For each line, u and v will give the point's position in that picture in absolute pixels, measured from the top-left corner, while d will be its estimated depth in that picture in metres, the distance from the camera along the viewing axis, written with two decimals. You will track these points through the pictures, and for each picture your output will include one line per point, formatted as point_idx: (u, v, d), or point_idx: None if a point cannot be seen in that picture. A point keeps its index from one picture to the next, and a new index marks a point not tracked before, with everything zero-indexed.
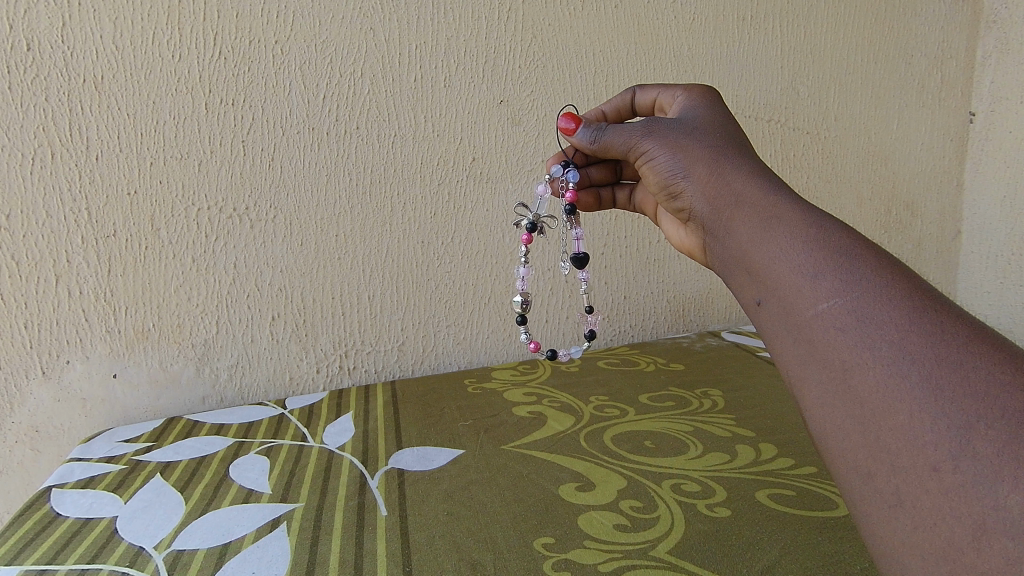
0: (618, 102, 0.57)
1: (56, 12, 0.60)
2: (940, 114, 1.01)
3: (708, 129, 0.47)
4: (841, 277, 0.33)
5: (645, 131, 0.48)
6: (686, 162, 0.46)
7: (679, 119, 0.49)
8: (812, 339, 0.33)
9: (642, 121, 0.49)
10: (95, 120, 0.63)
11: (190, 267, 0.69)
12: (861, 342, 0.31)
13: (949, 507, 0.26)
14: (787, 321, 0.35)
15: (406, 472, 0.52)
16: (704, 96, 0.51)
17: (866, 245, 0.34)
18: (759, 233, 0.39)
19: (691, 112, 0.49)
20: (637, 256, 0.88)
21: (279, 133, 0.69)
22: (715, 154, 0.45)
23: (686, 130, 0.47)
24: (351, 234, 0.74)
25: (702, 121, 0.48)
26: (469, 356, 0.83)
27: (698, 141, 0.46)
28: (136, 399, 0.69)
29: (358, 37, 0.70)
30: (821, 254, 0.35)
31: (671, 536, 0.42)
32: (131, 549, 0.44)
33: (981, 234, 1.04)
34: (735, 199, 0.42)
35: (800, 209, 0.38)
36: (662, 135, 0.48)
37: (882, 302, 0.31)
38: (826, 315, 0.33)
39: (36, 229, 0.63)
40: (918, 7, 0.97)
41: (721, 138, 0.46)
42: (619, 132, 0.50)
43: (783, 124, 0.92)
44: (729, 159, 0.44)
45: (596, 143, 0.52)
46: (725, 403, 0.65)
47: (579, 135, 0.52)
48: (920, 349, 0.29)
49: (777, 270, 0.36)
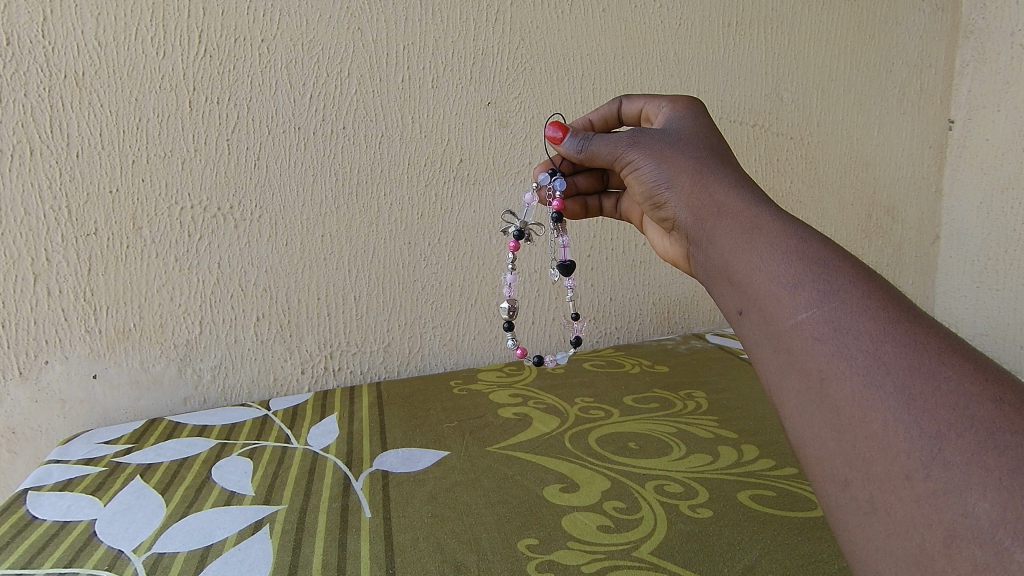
0: (605, 112, 0.58)
1: (36, 7, 0.59)
2: (920, 121, 1.03)
3: (693, 139, 0.48)
4: (819, 288, 0.34)
5: (630, 141, 0.49)
6: (670, 172, 0.46)
7: (665, 130, 0.49)
8: (791, 349, 0.34)
9: (628, 131, 0.50)
10: (76, 117, 0.62)
11: (173, 267, 0.68)
12: (838, 352, 0.31)
13: (920, 513, 0.27)
14: (767, 331, 0.35)
15: (390, 473, 0.52)
16: (690, 107, 0.51)
17: (844, 257, 0.35)
18: (741, 243, 0.39)
19: (677, 123, 0.50)
20: (623, 259, 0.88)
21: (265, 132, 0.69)
22: (699, 165, 0.46)
23: (671, 140, 0.48)
24: (337, 234, 0.74)
25: (687, 131, 0.49)
26: (455, 357, 0.83)
27: (683, 152, 0.47)
28: (116, 400, 0.68)
29: (345, 37, 0.70)
30: (800, 265, 0.35)
31: (654, 537, 0.42)
32: (110, 553, 0.44)
33: (958, 239, 1.06)
34: (718, 210, 0.42)
35: (780, 220, 0.39)
36: (647, 145, 0.48)
37: (859, 313, 0.32)
38: (804, 325, 0.33)
39: (14, 227, 0.62)
40: (899, 15, 0.99)
41: (705, 149, 0.47)
42: (606, 141, 0.50)
43: (767, 129, 0.93)
44: (712, 170, 0.45)
45: (583, 152, 0.52)
46: (708, 405, 0.66)
47: (567, 144, 0.53)
48: (895, 360, 0.30)
49: (757, 280, 0.37)
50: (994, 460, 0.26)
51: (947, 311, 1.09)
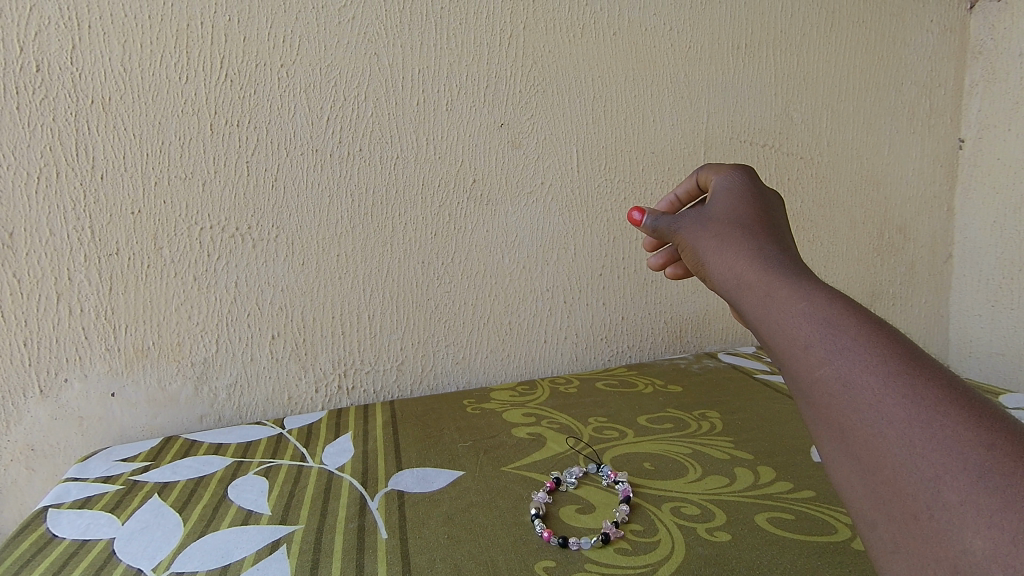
0: (688, 185, 0.55)
1: (65, 35, 0.61)
2: (930, 141, 1.04)
3: (720, 212, 0.48)
4: (826, 347, 0.34)
5: (672, 226, 0.50)
6: (699, 247, 0.47)
7: (700, 208, 0.50)
8: (817, 407, 0.33)
9: (670, 216, 0.51)
10: (101, 140, 0.64)
11: (191, 286, 0.69)
12: (850, 408, 0.31)
13: (928, 553, 0.27)
14: (797, 397, 0.35)
15: (405, 494, 0.52)
16: (733, 176, 0.51)
17: (850, 312, 0.35)
18: (760, 311, 0.39)
19: (713, 197, 0.50)
20: (634, 278, 0.89)
21: (283, 153, 0.70)
22: (723, 234, 0.46)
23: (701, 216, 0.48)
24: (352, 254, 0.74)
25: (717, 201, 0.49)
26: (468, 375, 0.83)
27: (709, 226, 0.47)
28: (133, 418, 0.69)
29: (362, 62, 0.72)
30: (810, 325, 0.35)
31: (672, 560, 0.42)
32: (129, 572, 0.44)
33: (971, 257, 1.05)
34: (738, 279, 0.42)
35: (792, 282, 0.38)
36: (687, 225, 0.49)
37: (862, 366, 0.32)
38: (820, 386, 0.33)
39: (39, 247, 0.63)
40: (907, 36, 1.00)
41: (731, 217, 0.47)
42: (659, 228, 0.51)
43: (777, 149, 0.94)
44: (734, 237, 0.45)
45: (654, 230, 0.52)
46: (723, 426, 0.65)
47: (646, 224, 0.52)
48: (896, 412, 0.30)
49: (778, 343, 0.36)
50: (987, 500, 0.26)
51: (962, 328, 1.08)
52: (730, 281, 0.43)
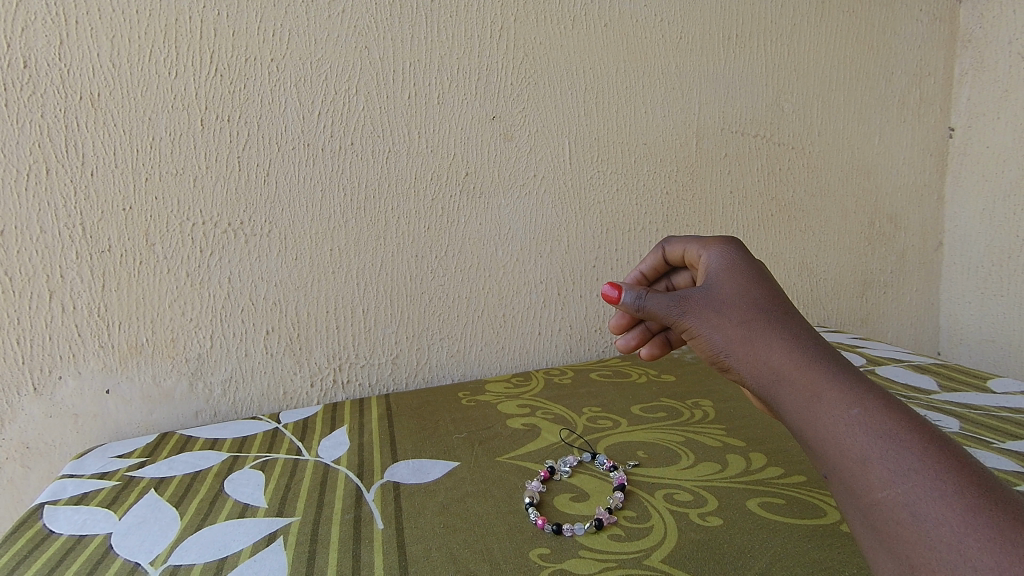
0: (652, 259, 0.56)
1: (52, 31, 0.61)
2: (920, 130, 1.04)
3: (737, 293, 0.44)
4: (892, 468, 0.33)
5: (679, 308, 0.45)
6: (724, 336, 0.43)
7: (705, 285, 0.46)
8: (886, 534, 0.32)
9: (673, 294, 0.46)
10: (90, 136, 0.63)
11: (184, 282, 0.69)
12: (924, 541, 0.31)
13: None
14: (855, 516, 0.34)
15: (401, 485, 0.53)
16: (727, 249, 0.48)
17: (912, 430, 0.34)
18: (810, 419, 0.37)
19: (716, 272, 0.46)
20: (627, 269, 0.89)
21: (275, 148, 0.70)
22: (750, 323, 0.42)
23: (715, 299, 0.45)
24: (345, 248, 0.75)
25: (720, 279, 0.46)
26: (463, 368, 0.83)
27: (730, 311, 0.44)
28: (129, 415, 0.69)
29: (352, 55, 0.72)
30: (874, 443, 0.34)
31: (665, 544, 0.43)
32: (127, 566, 0.44)
33: (961, 245, 1.06)
34: (776, 377, 0.40)
35: (843, 388, 0.37)
36: (698, 308, 0.45)
37: (936, 497, 0.31)
38: (885, 511, 0.33)
39: (30, 245, 0.63)
40: (897, 26, 1.00)
41: (751, 300, 0.44)
42: (657, 305, 0.46)
43: (768, 139, 0.94)
44: (765, 325, 0.42)
45: (642, 309, 0.47)
46: (716, 414, 0.66)
47: (626, 300, 0.48)
48: (979, 553, 0.29)
49: (836, 458, 0.35)
50: None
51: (952, 315, 1.09)
52: (767, 382, 0.40)
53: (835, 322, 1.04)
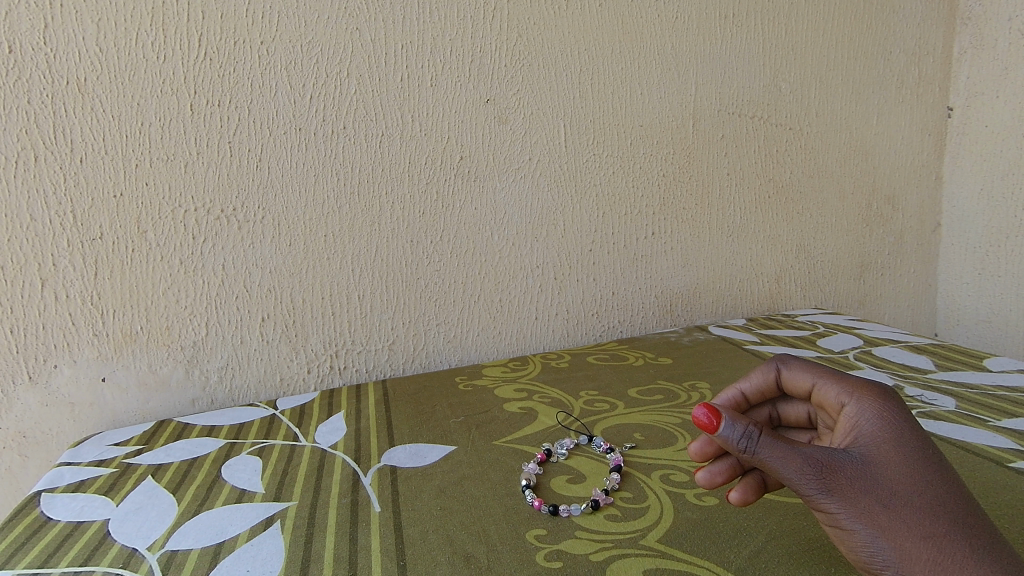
0: (758, 378, 0.42)
1: (37, 14, 0.60)
2: (918, 110, 1.03)
3: (907, 474, 0.31)
4: None
5: (820, 479, 0.31)
6: (884, 539, 0.30)
7: (859, 455, 0.32)
8: None
9: (811, 455, 0.32)
10: (78, 122, 0.62)
11: (178, 270, 0.68)
12: None
13: None
14: None
15: (398, 469, 0.53)
16: (888, 401, 0.34)
17: None
18: None
19: (872, 435, 0.33)
20: (624, 253, 0.89)
21: (266, 133, 0.69)
22: (929, 532, 0.30)
23: (874, 479, 0.31)
24: (339, 234, 0.74)
25: (880, 452, 0.32)
26: (460, 354, 0.83)
27: (897, 503, 0.31)
28: (125, 403, 0.69)
29: (343, 38, 0.71)
30: None
31: (661, 524, 0.43)
32: (124, 551, 0.44)
33: (959, 225, 1.06)
34: None
35: None
36: (848, 487, 0.31)
37: None
38: None
39: (20, 233, 0.62)
40: (896, 4, 0.99)
41: (926, 488, 0.31)
42: (782, 464, 0.32)
43: (766, 120, 0.94)
44: (951, 540, 0.30)
45: (751, 454, 0.32)
46: (712, 396, 0.66)
47: (727, 435, 0.32)
48: None
49: None
50: None
51: (949, 297, 1.09)
52: None
53: (832, 304, 1.04)
